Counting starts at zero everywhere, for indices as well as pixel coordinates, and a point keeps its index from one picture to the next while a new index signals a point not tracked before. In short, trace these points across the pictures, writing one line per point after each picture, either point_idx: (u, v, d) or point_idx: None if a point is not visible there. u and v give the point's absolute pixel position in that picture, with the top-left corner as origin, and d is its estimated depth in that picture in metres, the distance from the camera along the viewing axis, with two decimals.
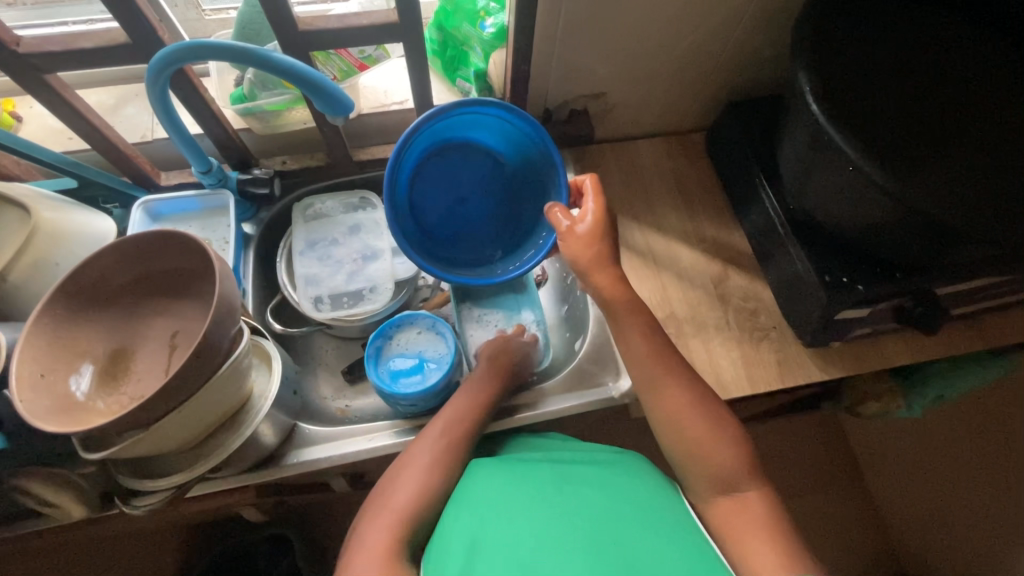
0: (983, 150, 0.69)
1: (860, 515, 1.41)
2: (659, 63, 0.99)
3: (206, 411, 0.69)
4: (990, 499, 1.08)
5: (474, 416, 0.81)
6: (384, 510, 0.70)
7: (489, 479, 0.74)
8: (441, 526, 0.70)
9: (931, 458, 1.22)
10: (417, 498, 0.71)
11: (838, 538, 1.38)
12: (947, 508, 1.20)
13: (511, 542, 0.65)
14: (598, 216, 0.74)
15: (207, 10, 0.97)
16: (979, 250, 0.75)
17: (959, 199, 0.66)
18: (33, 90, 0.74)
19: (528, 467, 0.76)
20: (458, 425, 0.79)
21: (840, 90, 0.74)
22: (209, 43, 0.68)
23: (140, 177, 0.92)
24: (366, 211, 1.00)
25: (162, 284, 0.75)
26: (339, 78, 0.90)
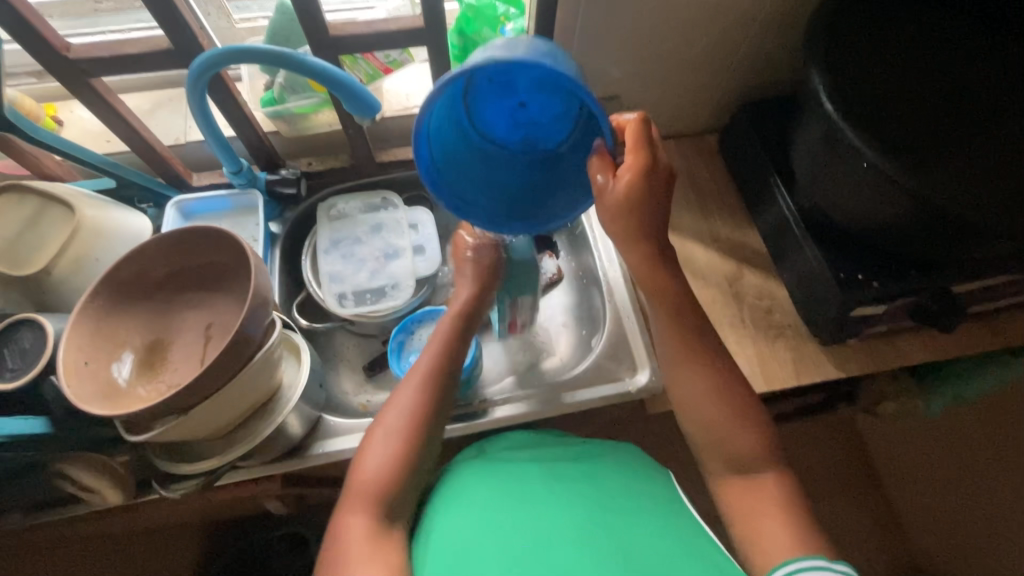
0: (1001, 143, 0.70)
1: (877, 519, 1.40)
2: (674, 66, 1.01)
3: (238, 399, 0.72)
4: (1006, 503, 1.07)
5: (436, 384, 0.76)
6: (357, 492, 0.68)
7: (491, 478, 0.77)
8: (438, 522, 0.73)
9: (948, 459, 1.21)
10: (391, 469, 0.70)
11: (853, 541, 1.38)
12: (965, 510, 1.19)
13: (505, 543, 0.67)
14: (639, 176, 0.63)
15: (238, 19, 1.01)
16: (994, 245, 0.75)
17: (971, 190, 0.67)
18: (80, 94, 0.78)
19: (524, 469, 0.78)
20: (419, 396, 0.74)
21: (855, 88, 0.75)
22: (246, 48, 0.71)
23: (174, 177, 0.96)
24: (387, 211, 1.03)
25: (196, 278, 0.79)
26: (364, 82, 0.94)
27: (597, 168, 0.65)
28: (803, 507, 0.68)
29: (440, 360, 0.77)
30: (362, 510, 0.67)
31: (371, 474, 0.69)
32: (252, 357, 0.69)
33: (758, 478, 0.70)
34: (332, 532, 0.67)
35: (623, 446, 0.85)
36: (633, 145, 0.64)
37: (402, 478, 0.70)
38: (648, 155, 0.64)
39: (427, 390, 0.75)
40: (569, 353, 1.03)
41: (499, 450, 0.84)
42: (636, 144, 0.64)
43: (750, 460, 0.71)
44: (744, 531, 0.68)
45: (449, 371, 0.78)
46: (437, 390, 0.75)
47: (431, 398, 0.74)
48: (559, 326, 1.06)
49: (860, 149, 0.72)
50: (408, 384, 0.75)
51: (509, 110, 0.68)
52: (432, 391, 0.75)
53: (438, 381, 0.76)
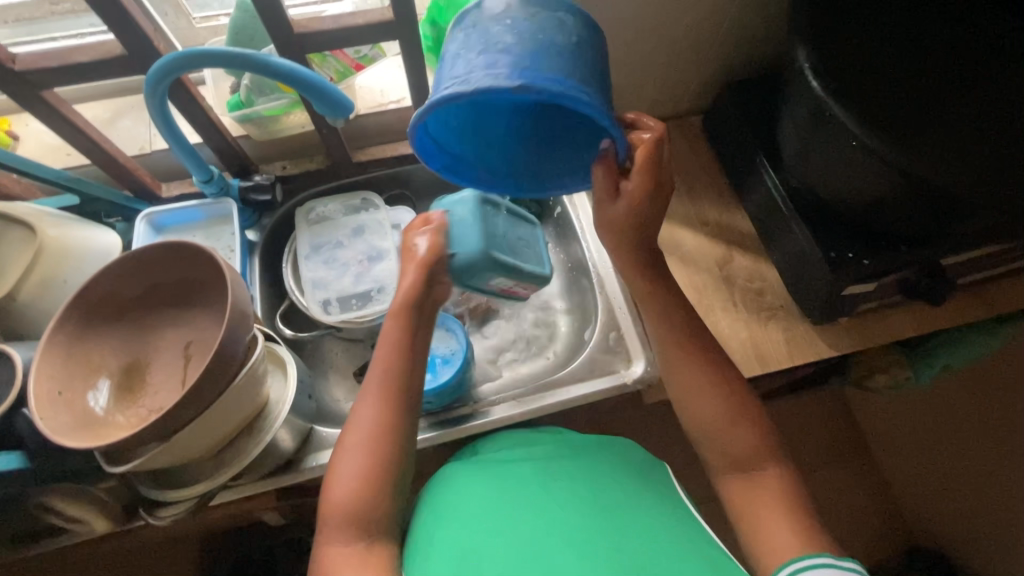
0: (985, 118, 0.69)
1: (871, 489, 1.43)
2: (654, 48, 0.98)
3: (224, 419, 0.69)
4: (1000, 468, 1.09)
5: (397, 388, 0.71)
6: (331, 519, 0.66)
7: (485, 480, 0.76)
8: (431, 527, 0.72)
9: (941, 427, 1.22)
10: (362, 493, 0.67)
11: (849, 512, 1.40)
12: (958, 477, 1.20)
13: (500, 545, 0.66)
14: (634, 201, 0.69)
15: (197, 18, 0.96)
16: (978, 219, 0.75)
17: (956, 167, 0.66)
18: (31, 108, 0.74)
19: (516, 467, 0.77)
20: (384, 401, 0.70)
21: (840, 62, 0.74)
22: (206, 51, 0.68)
23: (141, 189, 0.92)
24: (368, 212, 1.00)
25: (171, 295, 0.75)
26: (335, 80, 0.90)
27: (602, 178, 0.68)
28: (803, 497, 0.68)
29: (395, 372, 0.71)
30: (340, 537, 0.66)
31: (347, 485, 0.67)
32: (234, 377, 0.66)
33: (761, 470, 0.69)
34: (317, 559, 0.66)
35: (623, 440, 0.84)
36: (640, 166, 0.68)
37: (381, 488, 0.68)
38: (653, 178, 0.68)
39: (382, 407, 0.70)
40: (563, 348, 1.01)
41: (492, 453, 0.82)
42: (642, 166, 0.67)
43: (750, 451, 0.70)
44: (747, 525, 0.67)
45: (408, 373, 0.72)
46: (393, 402, 0.71)
47: (398, 400, 0.71)
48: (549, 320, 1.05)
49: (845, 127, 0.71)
50: (372, 386, 0.72)
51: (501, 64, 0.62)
52: (397, 393, 0.71)
53: (398, 395, 0.71)
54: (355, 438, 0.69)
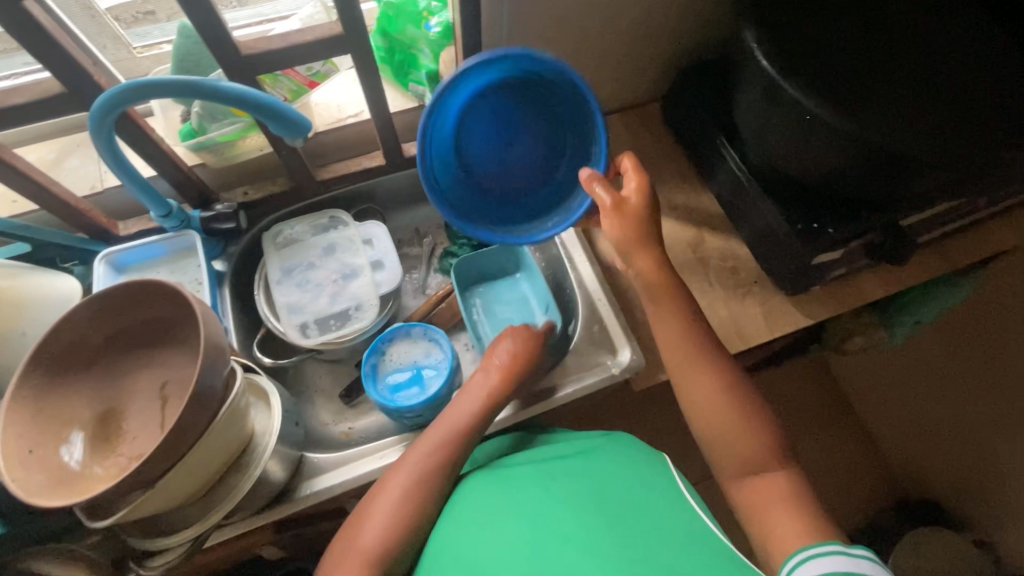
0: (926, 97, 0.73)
1: (859, 448, 1.47)
2: (606, 40, 0.99)
3: (209, 459, 0.67)
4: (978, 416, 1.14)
5: (461, 445, 0.75)
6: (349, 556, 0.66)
7: (492, 485, 0.75)
8: (438, 538, 0.71)
9: (917, 382, 1.27)
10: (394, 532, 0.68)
11: (839, 473, 1.44)
12: (939, 428, 1.25)
13: (510, 550, 0.67)
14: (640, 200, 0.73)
15: (138, 48, 0.93)
16: (929, 180, 0.78)
17: (909, 135, 0.69)
18: None
19: (523, 471, 0.77)
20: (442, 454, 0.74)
21: (786, 41, 0.76)
22: (152, 81, 0.65)
23: (97, 230, 0.89)
24: (337, 230, 0.98)
25: (141, 336, 0.72)
26: (289, 99, 0.92)
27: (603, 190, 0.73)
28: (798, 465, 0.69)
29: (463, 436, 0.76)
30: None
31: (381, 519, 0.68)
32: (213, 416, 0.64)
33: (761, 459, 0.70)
34: None
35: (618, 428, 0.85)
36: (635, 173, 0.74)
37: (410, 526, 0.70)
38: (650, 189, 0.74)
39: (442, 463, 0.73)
40: None
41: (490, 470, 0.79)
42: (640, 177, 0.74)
43: (739, 427, 0.72)
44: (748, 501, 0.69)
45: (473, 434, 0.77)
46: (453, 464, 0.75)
47: (453, 453, 0.75)
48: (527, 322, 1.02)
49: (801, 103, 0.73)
50: (437, 433, 0.76)
51: (490, 141, 0.81)
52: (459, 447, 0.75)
53: (455, 457, 0.75)
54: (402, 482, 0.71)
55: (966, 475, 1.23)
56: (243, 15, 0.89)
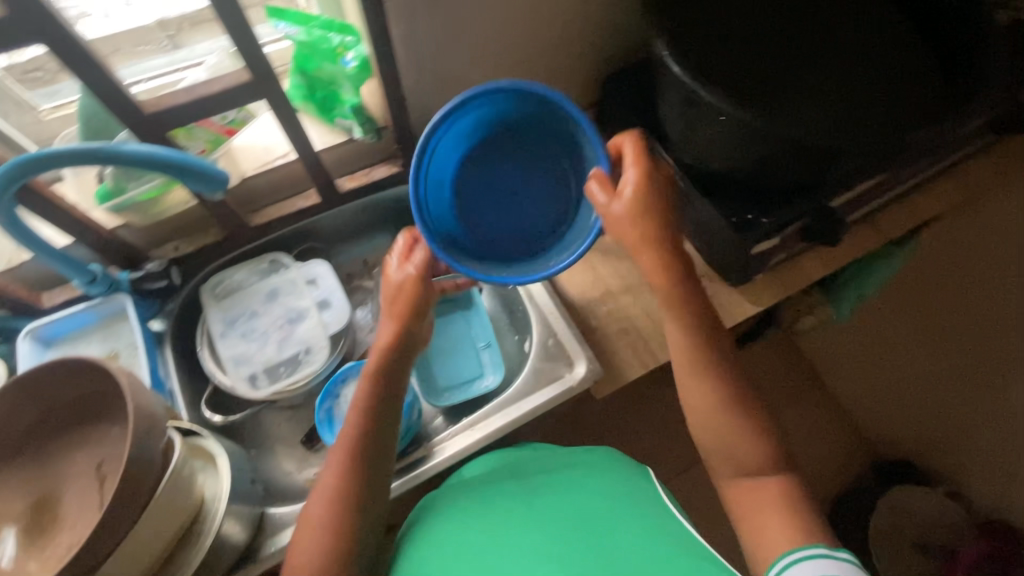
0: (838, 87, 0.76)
1: (832, 422, 1.49)
2: (530, 55, 0.99)
3: (153, 537, 0.64)
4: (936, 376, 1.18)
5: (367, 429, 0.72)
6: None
7: (471, 515, 0.72)
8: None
9: (876, 350, 1.31)
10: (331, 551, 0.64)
11: (816, 449, 1.47)
12: (902, 392, 1.29)
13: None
14: (641, 187, 0.72)
15: (46, 110, 0.89)
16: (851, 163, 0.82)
17: (827, 127, 0.71)
18: None
19: (501, 497, 0.74)
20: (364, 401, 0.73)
21: (692, 49, 0.77)
22: (50, 152, 0.62)
23: (19, 305, 0.85)
24: (278, 273, 0.96)
25: (70, 414, 0.69)
26: (207, 150, 0.87)
27: (599, 188, 0.74)
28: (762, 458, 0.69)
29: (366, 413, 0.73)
30: None
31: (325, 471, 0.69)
32: (150, 493, 0.61)
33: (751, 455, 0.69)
34: None
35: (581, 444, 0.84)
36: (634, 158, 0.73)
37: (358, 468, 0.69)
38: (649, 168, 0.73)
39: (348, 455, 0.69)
40: (509, 363, 1.01)
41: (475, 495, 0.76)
42: (638, 161, 0.73)
43: (701, 425, 0.72)
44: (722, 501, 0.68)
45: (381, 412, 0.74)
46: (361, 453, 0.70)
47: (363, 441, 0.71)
48: (484, 345, 1.00)
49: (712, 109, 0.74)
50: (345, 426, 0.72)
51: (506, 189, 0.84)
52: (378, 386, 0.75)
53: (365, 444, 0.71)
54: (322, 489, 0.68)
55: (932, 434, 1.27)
56: (157, 65, 0.87)
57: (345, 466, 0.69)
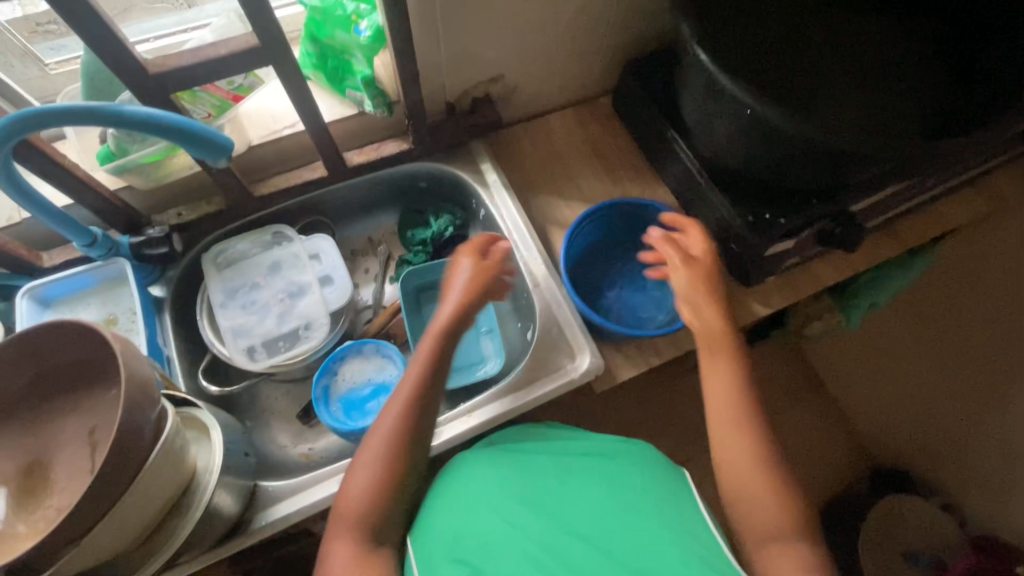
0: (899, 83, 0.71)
1: (836, 438, 1.42)
2: (549, 37, 0.93)
3: (144, 508, 0.59)
4: (938, 398, 1.14)
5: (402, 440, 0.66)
6: (339, 519, 0.62)
7: (489, 464, 0.71)
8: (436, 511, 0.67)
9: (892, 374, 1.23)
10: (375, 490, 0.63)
11: (819, 460, 1.40)
12: (910, 408, 1.22)
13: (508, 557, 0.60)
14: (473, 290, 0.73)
15: (50, 65, 0.86)
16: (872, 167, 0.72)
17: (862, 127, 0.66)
18: None
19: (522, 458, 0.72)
20: (408, 405, 0.66)
21: (725, 46, 0.71)
22: (46, 108, 0.59)
23: (15, 264, 0.81)
24: (282, 246, 0.93)
25: (59, 382, 0.65)
26: (214, 115, 0.83)
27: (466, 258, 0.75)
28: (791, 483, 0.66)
29: (399, 435, 0.65)
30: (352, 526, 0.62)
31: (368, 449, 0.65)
32: None
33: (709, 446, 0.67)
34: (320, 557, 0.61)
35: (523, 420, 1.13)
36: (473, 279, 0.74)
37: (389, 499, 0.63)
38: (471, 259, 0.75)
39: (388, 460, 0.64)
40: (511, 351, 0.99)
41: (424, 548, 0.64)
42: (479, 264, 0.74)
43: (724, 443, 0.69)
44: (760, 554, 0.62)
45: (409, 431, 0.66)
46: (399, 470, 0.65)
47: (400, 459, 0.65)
48: (488, 331, 1.00)
49: (867, 43, 0.75)
50: (379, 431, 0.66)
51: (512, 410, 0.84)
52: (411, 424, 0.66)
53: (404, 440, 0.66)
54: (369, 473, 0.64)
55: (928, 451, 1.22)
56: None
57: (395, 451, 0.65)
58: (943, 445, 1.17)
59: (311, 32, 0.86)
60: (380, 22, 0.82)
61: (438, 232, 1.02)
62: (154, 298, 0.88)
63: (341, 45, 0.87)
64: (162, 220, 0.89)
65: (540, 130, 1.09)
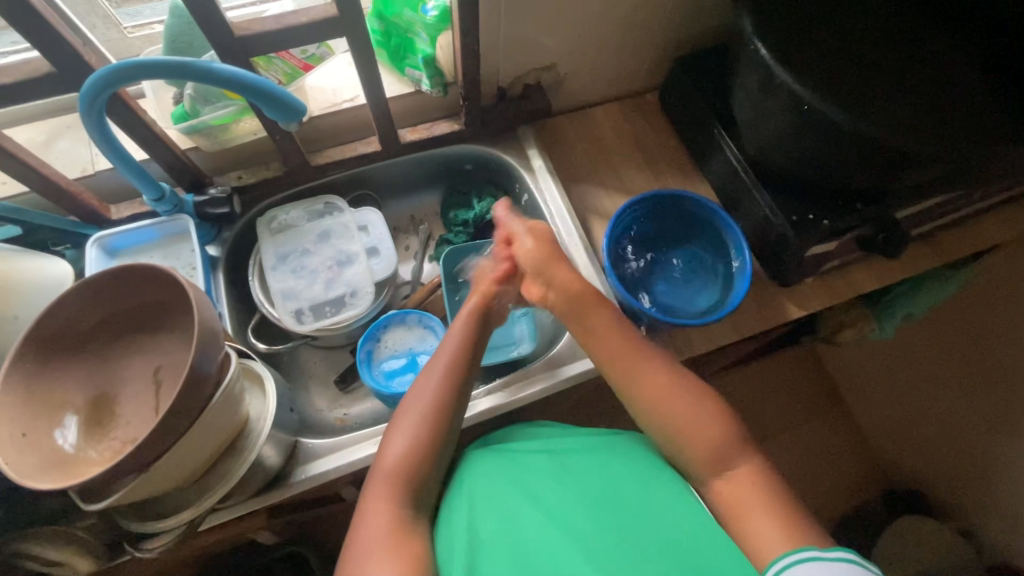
0: (959, 87, 0.70)
1: (857, 454, 1.40)
2: (605, 28, 0.94)
3: (204, 443, 0.65)
4: (967, 420, 1.11)
5: (442, 413, 0.73)
6: (382, 476, 0.68)
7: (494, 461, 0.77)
8: (449, 501, 0.73)
9: (919, 394, 1.21)
10: (417, 454, 0.70)
11: (839, 474, 1.38)
12: (935, 427, 1.19)
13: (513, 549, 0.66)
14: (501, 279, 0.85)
15: (129, 28, 0.93)
16: (929, 172, 0.71)
17: (918, 129, 0.66)
18: None
19: (525, 456, 0.77)
20: (447, 373, 0.75)
21: (786, 40, 0.72)
22: (143, 64, 0.65)
23: (89, 214, 0.88)
24: (333, 216, 0.98)
25: (130, 322, 0.71)
26: (283, 82, 0.88)
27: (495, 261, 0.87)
28: None
29: (441, 403, 0.73)
30: (388, 489, 0.67)
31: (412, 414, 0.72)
32: None
33: (719, 447, 0.69)
34: (357, 515, 0.67)
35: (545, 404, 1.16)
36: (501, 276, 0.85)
37: (428, 460, 0.70)
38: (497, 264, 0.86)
39: (433, 425, 0.72)
40: (543, 334, 1.02)
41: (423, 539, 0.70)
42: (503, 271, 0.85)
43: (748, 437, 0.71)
44: None
45: (450, 401, 0.74)
46: (437, 438, 0.72)
47: (443, 421, 0.72)
48: (523, 314, 1.00)
49: (927, 44, 0.73)
50: (420, 397, 0.73)
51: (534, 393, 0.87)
52: (448, 394, 0.74)
53: (443, 409, 0.73)
54: (409, 425, 0.71)
55: (951, 478, 1.19)
56: None
57: (437, 415, 0.72)
58: (965, 472, 1.15)
59: (378, 9, 0.90)
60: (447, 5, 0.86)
61: (479, 214, 1.05)
62: (210, 257, 0.94)
63: (407, 24, 0.90)
64: (224, 181, 0.95)
65: (585, 121, 1.10)
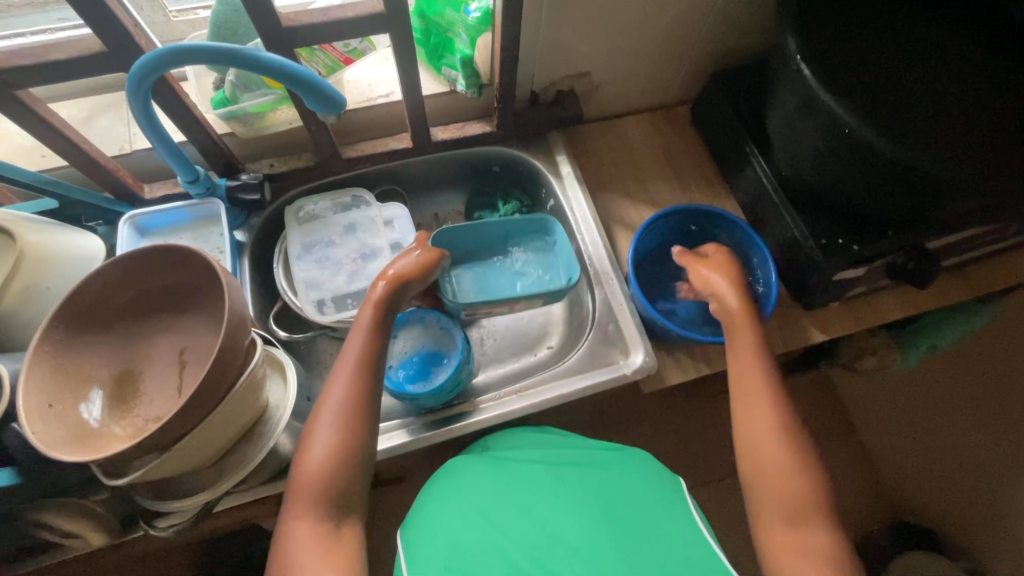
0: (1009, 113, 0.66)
1: (868, 483, 1.38)
2: (644, 39, 0.94)
3: (226, 426, 0.66)
4: (984, 458, 1.08)
5: (349, 417, 0.68)
6: (302, 492, 0.64)
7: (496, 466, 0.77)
8: (439, 504, 0.73)
9: (938, 427, 1.18)
10: (334, 461, 0.66)
11: (848, 501, 1.36)
12: (952, 463, 1.17)
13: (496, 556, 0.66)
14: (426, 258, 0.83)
15: (174, 12, 0.94)
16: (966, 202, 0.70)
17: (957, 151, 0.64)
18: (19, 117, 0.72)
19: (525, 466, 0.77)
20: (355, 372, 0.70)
21: (829, 58, 0.72)
22: (190, 48, 0.65)
23: (124, 191, 0.89)
24: (359, 209, 0.99)
25: (160, 301, 0.72)
26: (323, 74, 0.89)
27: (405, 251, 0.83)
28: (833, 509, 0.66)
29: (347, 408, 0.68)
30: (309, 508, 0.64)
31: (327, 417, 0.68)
32: None
33: None
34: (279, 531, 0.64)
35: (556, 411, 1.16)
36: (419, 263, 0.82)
37: (349, 470, 0.66)
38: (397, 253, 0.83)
39: (349, 434, 0.67)
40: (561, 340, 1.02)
41: (403, 545, 0.71)
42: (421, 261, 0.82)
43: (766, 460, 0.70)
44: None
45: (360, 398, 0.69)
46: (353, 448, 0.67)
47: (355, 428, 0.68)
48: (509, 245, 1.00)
49: (976, 71, 0.70)
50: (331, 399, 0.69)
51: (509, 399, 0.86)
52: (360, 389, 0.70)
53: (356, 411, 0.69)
54: (325, 430, 0.67)
55: (963, 517, 1.17)
56: None
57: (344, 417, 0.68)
58: (975, 513, 1.13)
59: (420, 7, 0.91)
60: (490, 6, 0.86)
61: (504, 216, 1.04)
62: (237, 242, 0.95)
63: (448, 23, 0.91)
64: (256, 169, 0.96)
65: (615, 130, 1.10)
